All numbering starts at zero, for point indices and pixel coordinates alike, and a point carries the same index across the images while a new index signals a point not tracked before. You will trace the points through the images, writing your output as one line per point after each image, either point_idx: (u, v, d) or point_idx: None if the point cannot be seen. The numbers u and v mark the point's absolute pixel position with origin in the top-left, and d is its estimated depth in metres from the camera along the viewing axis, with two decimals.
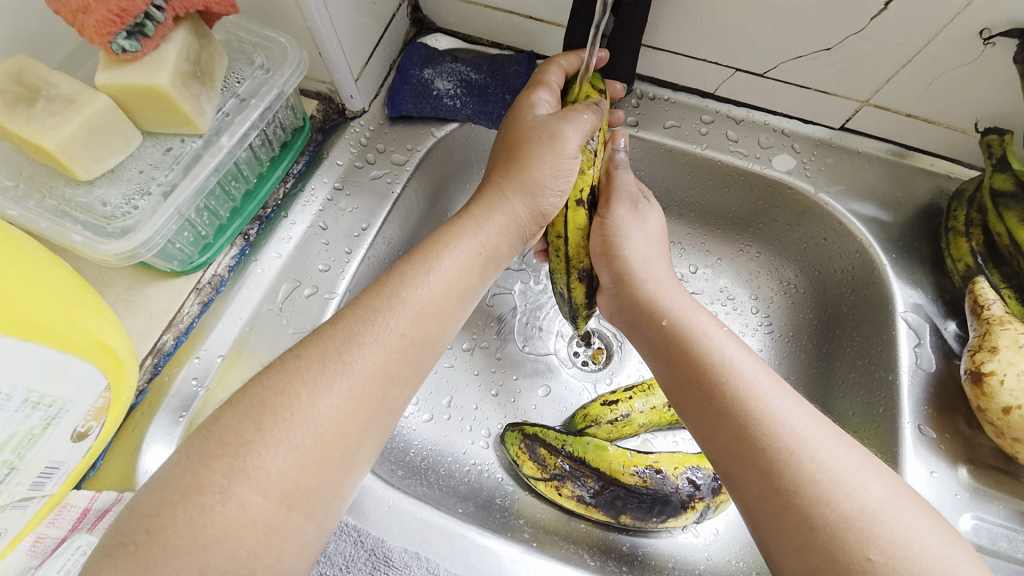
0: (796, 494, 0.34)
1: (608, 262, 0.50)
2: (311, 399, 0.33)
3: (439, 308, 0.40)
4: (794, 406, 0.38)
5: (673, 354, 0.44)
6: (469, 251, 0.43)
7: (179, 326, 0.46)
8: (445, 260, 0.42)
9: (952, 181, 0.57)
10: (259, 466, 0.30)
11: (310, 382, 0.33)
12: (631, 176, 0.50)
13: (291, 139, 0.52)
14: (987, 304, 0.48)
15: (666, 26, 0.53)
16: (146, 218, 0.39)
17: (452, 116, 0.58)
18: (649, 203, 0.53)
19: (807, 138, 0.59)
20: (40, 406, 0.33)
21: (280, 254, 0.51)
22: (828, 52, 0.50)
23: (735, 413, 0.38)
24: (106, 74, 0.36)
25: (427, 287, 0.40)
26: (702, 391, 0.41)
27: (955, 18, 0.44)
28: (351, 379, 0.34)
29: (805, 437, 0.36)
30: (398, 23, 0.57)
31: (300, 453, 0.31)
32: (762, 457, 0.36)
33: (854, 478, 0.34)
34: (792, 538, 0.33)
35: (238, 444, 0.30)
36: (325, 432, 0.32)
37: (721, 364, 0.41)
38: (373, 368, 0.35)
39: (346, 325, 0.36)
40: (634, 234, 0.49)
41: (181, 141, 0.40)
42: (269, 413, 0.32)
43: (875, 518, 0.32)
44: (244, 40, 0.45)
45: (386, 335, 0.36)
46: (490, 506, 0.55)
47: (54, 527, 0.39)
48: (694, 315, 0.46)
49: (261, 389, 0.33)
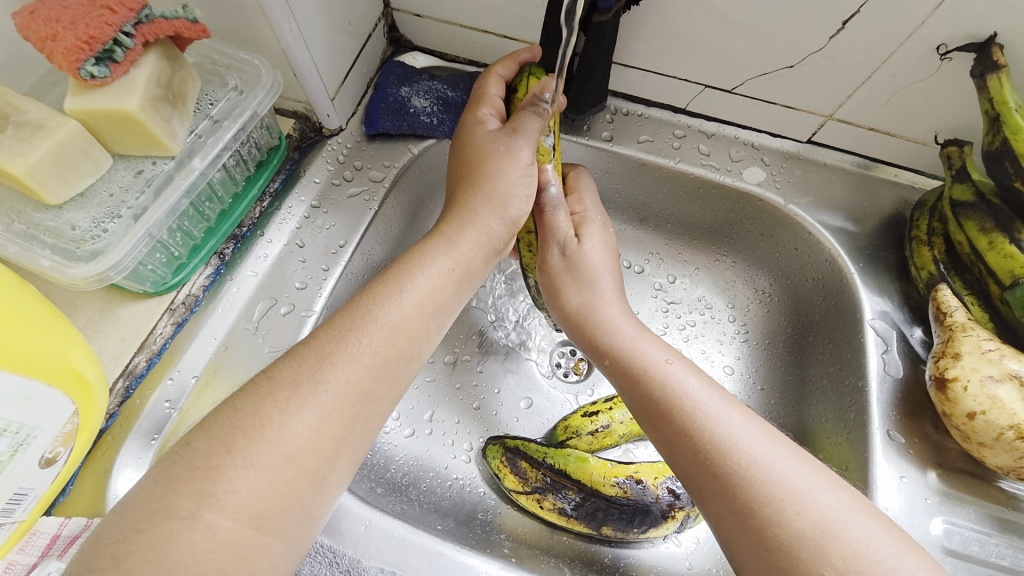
0: (751, 515, 0.35)
1: (556, 301, 0.51)
2: (280, 419, 0.32)
3: (415, 326, 0.39)
4: (745, 426, 0.39)
5: (625, 384, 0.45)
6: (441, 266, 0.42)
7: (151, 348, 0.46)
8: (418, 277, 0.41)
9: (916, 191, 0.59)
10: (229, 488, 0.30)
11: (284, 404, 0.33)
12: (564, 212, 0.50)
13: (267, 158, 0.53)
14: (950, 311, 0.49)
15: (636, 45, 0.55)
16: (116, 241, 0.39)
17: (429, 132, 0.58)
18: (593, 228, 0.52)
19: (776, 151, 0.61)
20: (6, 433, 0.32)
21: (256, 273, 0.51)
22: (792, 69, 0.52)
23: (686, 441, 0.39)
24: (75, 99, 0.36)
25: (409, 307, 0.39)
26: (654, 421, 0.41)
27: (911, 35, 0.46)
28: (328, 403, 0.34)
29: (754, 458, 0.37)
30: (375, 42, 0.58)
31: (271, 475, 0.31)
32: (715, 482, 0.37)
33: (808, 494, 0.35)
34: (754, 559, 0.34)
35: (207, 467, 0.30)
36: (297, 454, 0.32)
37: (667, 393, 0.41)
38: (352, 393, 0.35)
39: (319, 343, 0.36)
40: (573, 276, 0.50)
41: (152, 163, 0.41)
42: (240, 435, 0.31)
43: (827, 533, 0.33)
44: (218, 63, 0.46)
45: (361, 355, 0.36)
46: (472, 521, 0.54)
47: (25, 553, 0.38)
48: (643, 341, 0.46)
49: (231, 412, 0.33)
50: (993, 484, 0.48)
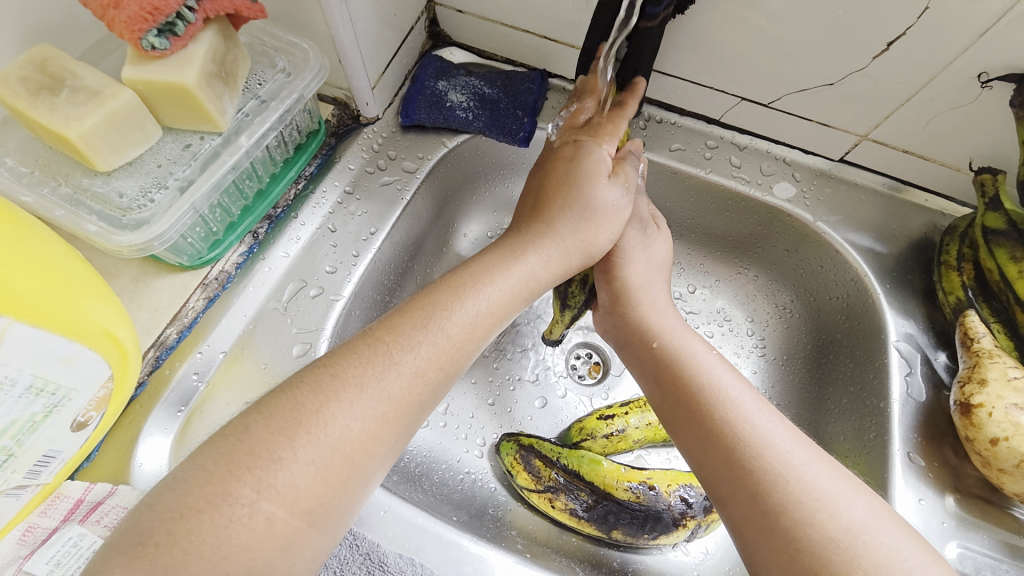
0: (782, 515, 0.35)
1: (611, 277, 0.52)
2: (342, 420, 0.32)
3: (477, 334, 0.40)
4: (781, 426, 0.40)
5: (662, 372, 0.45)
6: (518, 282, 0.44)
7: (183, 321, 0.46)
8: (493, 288, 0.42)
9: (946, 217, 0.59)
10: (287, 480, 0.30)
11: (343, 402, 0.33)
12: (645, 201, 0.54)
13: (305, 141, 0.54)
14: (977, 337, 0.49)
15: (676, 53, 0.55)
16: (161, 212, 0.39)
17: (464, 127, 0.59)
18: (659, 228, 0.55)
19: (806, 168, 0.61)
20: (43, 393, 0.33)
21: (287, 254, 0.51)
22: (831, 87, 0.52)
23: (723, 434, 0.39)
24: (133, 69, 0.36)
25: (464, 314, 0.40)
26: (691, 411, 0.42)
27: (953, 62, 0.46)
28: (380, 401, 0.34)
29: (790, 458, 0.37)
30: (416, 35, 0.59)
31: (327, 472, 0.31)
32: (749, 477, 0.37)
33: (838, 499, 0.35)
34: (778, 556, 0.34)
35: (268, 457, 0.30)
36: (350, 450, 0.32)
37: (711, 385, 0.42)
38: (402, 392, 0.35)
39: (383, 347, 0.36)
40: (638, 257, 0.52)
41: (200, 138, 0.41)
42: (303, 430, 0.31)
43: (858, 538, 0.33)
44: (267, 45, 0.46)
45: (419, 362, 0.37)
46: (483, 516, 0.54)
47: (45, 517, 0.38)
48: (688, 333, 0.48)
49: (295, 403, 0.32)
50: (1009, 512, 0.48)
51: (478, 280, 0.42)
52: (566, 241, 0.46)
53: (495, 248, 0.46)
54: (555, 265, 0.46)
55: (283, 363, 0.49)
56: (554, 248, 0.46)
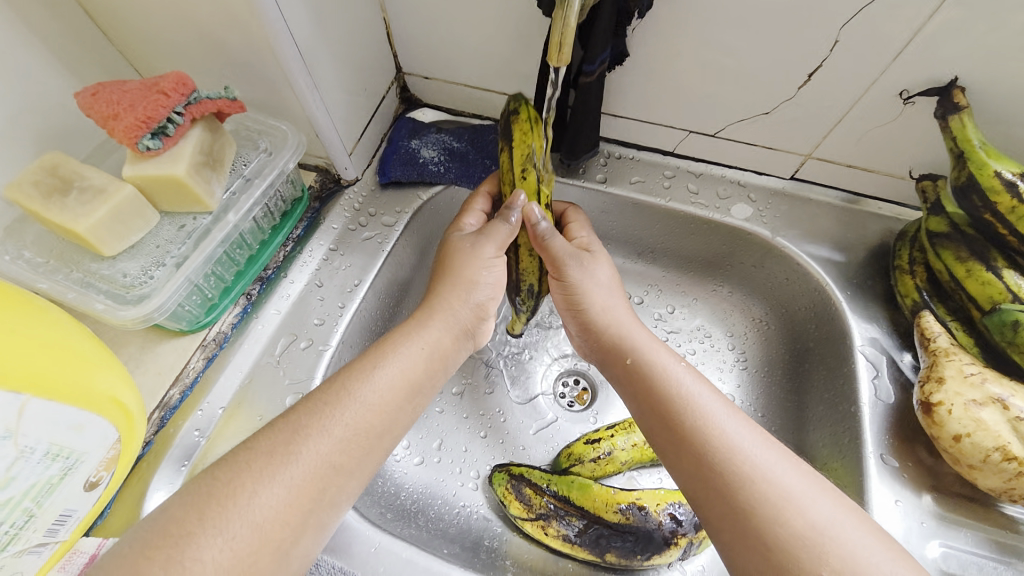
0: (753, 516, 0.37)
1: (575, 307, 0.55)
2: (252, 489, 0.36)
3: (386, 409, 0.44)
4: (747, 430, 0.42)
5: (635, 388, 0.48)
6: (413, 354, 0.47)
7: (184, 381, 0.51)
8: (387, 367, 0.45)
9: (901, 222, 0.62)
10: (197, 557, 0.33)
11: (255, 473, 0.37)
12: (560, 241, 0.53)
13: (291, 207, 0.59)
14: (934, 336, 0.51)
15: (622, 97, 0.60)
16: (161, 286, 0.44)
17: (437, 179, 0.64)
18: (598, 253, 0.57)
19: (762, 188, 0.65)
20: (59, 457, 0.37)
21: (279, 311, 0.56)
22: (767, 115, 0.57)
23: (695, 444, 0.42)
24: (131, 167, 0.42)
25: (376, 383, 0.44)
26: (665, 423, 0.44)
27: (875, 81, 0.50)
28: (299, 467, 0.38)
29: (758, 462, 0.40)
30: (389, 103, 0.65)
31: (236, 543, 0.34)
32: (721, 483, 0.39)
33: (805, 498, 0.38)
34: (753, 558, 0.36)
35: (179, 534, 0.33)
36: (263, 522, 0.35)
37: (680, 397, 0.45)
38: (320, 458, 0.39)
39: (295, 416, 0.41)
40: (591, 287, 0.54)
41: (193, 218, 0.46)
42: (215, 502, 0.35)
43: (825, 533, 0.36)
44: (250, 129, 0.53)
45: (341, 432, 0.41)
46: (478, 548, 0.56)
47: (64, 571, 0.41)
48: (656, 347, 0.50)
49: (213, 477, 0.36)
50: (993, 508, 0.49)
51: (377, 358, 0.46)
52: (450, 305, 0.51)
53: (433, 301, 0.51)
54: (453, 333, 0.51)
55: (278, 412, 0.52)
56: (443, 319, 0.50)
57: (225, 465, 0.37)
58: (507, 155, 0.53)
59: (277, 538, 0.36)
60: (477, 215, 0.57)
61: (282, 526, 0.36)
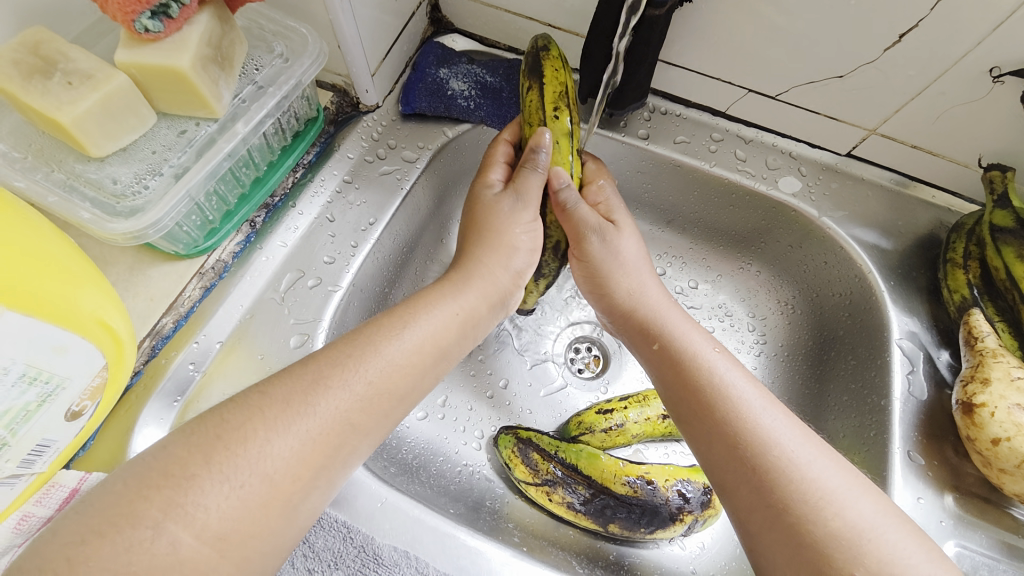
0: (785, 511, 0.35)
1: (602, 289, 0.52)
2: (264, 437, 0.33)
3: (417, 365, 0.40)
4: (786, 423, 0.39)
5: (666, 372, 0.45)
6: (448, 314, 0.43)
7: (179, 310, 0.46)
8: (420, 323, 0.42)
9: (952, 213, 0.58)
10: (198, 502, 0.30)
11: (267, 418, 0.33)
12: (586, 209, 0.49)
13: (304, 129, 0.53)
14: (981, 336, 0.49)
15: (682, 42, 0.54)
16: (156, 199, 0.38)
17: (465, 117, 0.58)
18: (624, 223, 0.53)
19: (813, 161, 0.60)
20: (37, 382, 0.33)
21: (285, 244, 0.51)
22: (841, 79, 0.51)
23: (728, 432, 0.39)
24: (126, 52, 0.36)
25: (403, 342, 0.40)
26: (695, 409, 0.42)
27: (964, 56, 0.45)
28: (309, 420, 0.34)
29: (794, 456, 0.37)
30: (417, 21, 0.57)
31: (244, 493, 0.31)
32: (752, 473, 0.37)
33: (844, 496, 0.35)
34: (784, 553, 0.34)
35: (181, 476, 0.30)
36: (272, 473, 0.32)
37: (713, 383, 0.42)
38: (333, 412, 0.35)
39: (315, 366, 0.37)
40: (616, 266, 0.51)
41: (195, 124, 0.40)
42: (222, 445, 0.31)
43: (864, 535, 0.34)
44: (265, 29, 0.45)
45: (355, 384, 0.37)
46: (480, 508, 0.54)
47: (41, 506, 0.38)
48: (689, 329, 0.47)
49: (218, 420, 0.33)
50: (1007, 511, 0.48)
51: (409, 311, 0.42)
52: (489, 267, 0.47)
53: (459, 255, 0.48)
54: (491, 297, 0.47)
55: (281, 353, 0.49)
56: (483, 277, 0.47)
57: (239, 407, 0.34)
58: (537, 92, 0.48)
59: (287, 490, 0.33)
60: (499, 169, 0.51)
61: (294, 479, 0.33)
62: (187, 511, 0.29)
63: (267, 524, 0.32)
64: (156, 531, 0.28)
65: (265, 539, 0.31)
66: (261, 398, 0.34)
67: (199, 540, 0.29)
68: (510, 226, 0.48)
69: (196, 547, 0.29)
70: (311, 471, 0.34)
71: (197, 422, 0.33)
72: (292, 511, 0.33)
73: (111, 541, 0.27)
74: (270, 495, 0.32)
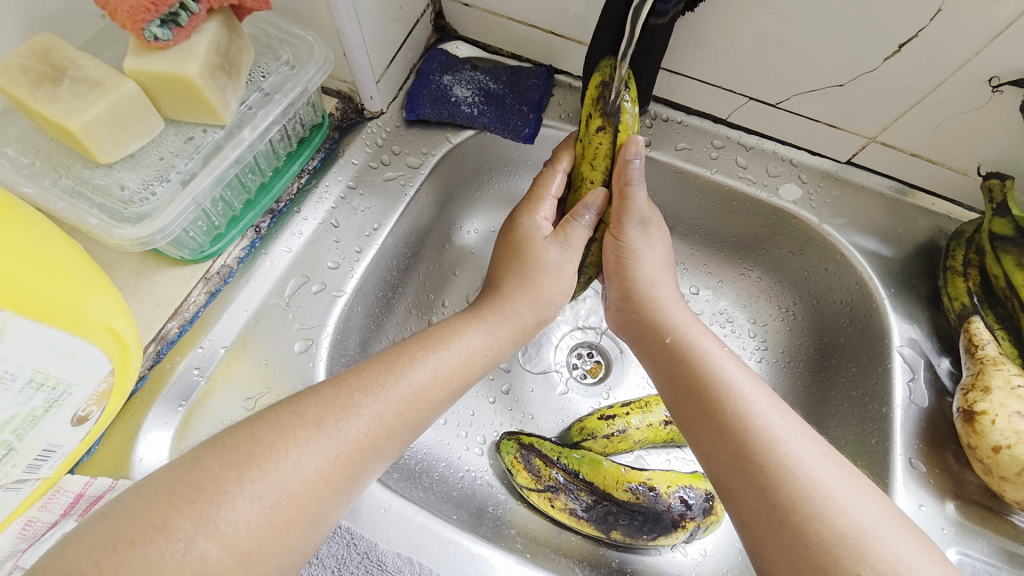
0: (790, 511, 0.35)
1: (622, 279, 0.52)
2: (296, 456, 0.33)
3: (441, 389, 0.41)
4: (791, 424, 0.40)
5: (674, 369, 0.46)
6: (476, 346, 0.45)
7: (184, 315, 0.46)
8: (452, 351, 0.43)
9: (952, 221, 0.58)
10: (230, 517, 0.30)
11: (298, 439, 0.33)
12: (643, 194, 0.49)
13: (309, 135, 0.53)
14: (981, 344, 0.50)
15: (684, 51, 0.54)
16: (163, 205, 0.39)
17: (469, 123, 0.58)
18: (660, 228, 0.53)
19: (814, 169, 0.60)
20: (44, 387, 0.33)
21: (289, 249, 0.51)
22: (841, 88, 0.51)
23: (733, 431, 0.40)
24: (135, 60, 0.36)
25: (428, 366, 0.41)
26: (702, 408, 0.42)
27: (963, 66, 0.45)
28: (338, 441, 0.35)
29: (799, 457, 0.38)
30: (421, 29, 0.58)
31: (272, 510, 0.31)
32: (757, 473, 0.37)
33: (847, 497, 0.36)
34: (787, 552, 0.34)
35: (213, 490, 0.30)
36: (299, 492, 0.32)
37: (720, 381, 0.42)
38: (360, 434, 0.36)
39: (346, 389, 0.37)
40: (647, 255, 0.51)
41: (202, 130, 0.41)
42: (254, 463, 0.32)
43: (867, 536, 0.34)
44: (271, 36, 0.46)
45: (380, 407, 0.37)
46: (483, 514, 0.54)
47: (46, 511, 0.38)
48: (697, 329, 0.48)
49: (250, 436, 0.33)
50: (1007, 519, 0.48)
51: (443, 341, 0.43)
52: (518, 305, 0.48)
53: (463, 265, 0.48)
54: (515, 331, 0.48)
55: (285, 358, 0.49)
56: (507, 312, 0.48)
57: (267, 424, 0.34)
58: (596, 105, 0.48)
59: (310, 509, 0.33)
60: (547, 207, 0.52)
61: (316, 499, 0.33)
62: (216, 524, 0.30)
63: (288, 536, 0.32)
64: (188, 543, 0.29)
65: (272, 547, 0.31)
66: (267, 405, 0.34)
67: (226, 553, 0.29)
68: (544, 262, 0.49)
69: (223, 559, 0.29)
70: (336, 492, 0.34)
71: (228, 435, 0.33)
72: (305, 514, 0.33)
73: (118, 548, 0.27)
74: (292, 510, 0.32)
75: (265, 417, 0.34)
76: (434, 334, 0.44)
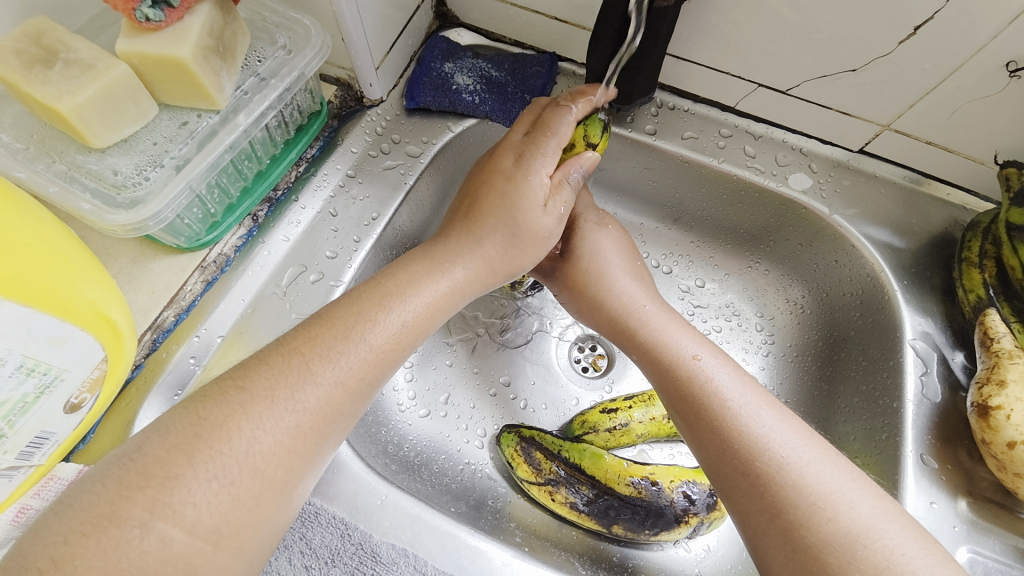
0: (780, 515, 0.35)
1: (570, 284, 0.52)
2: (251, 434, 0.32)
3: (401, 346, 0.40)
4: (777, 426, 0.38)
5: (656, 378, 0.45)
6: (443, 294, 0.43)
7: (180, 303, 0.46)
8: (419, 299, 0.42)
9: (968, 212, 0.56)
10: (188, 500, 0.29)
11: (252, 415, 0.32)
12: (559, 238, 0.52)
13: (307, 122, 0.52)
14: (997, 337, 0.48)
15: (691, 36, 0.52)
16: (156, 191, 0.38)
17: (470, 111, 0.57)
18: (596, 223, 0.53)
19: (824, 158, 0.59)
20: (34, 373, 0.32)
21: (287, 238, 0.50)
22: (854, 73, 0.50)
23: (716, 438, 0.39)
24: (127, 42, 0.35)
25: (390, 326, 0.39)
26: (686, 418, 0.41)
27: (981, 49, 0.43)
28: (295, 413, 0.34)
29: (787, 459, 0.36)
30: (422, 15, 0.56)
31: (234, 488, 0.31)
32: (744, 479, 0.37)
33: (841, 499, 0.34)
34: (780, 557, 0.34)
35: (165, 476, 0.29)
36: (262, 466, 0.32)
37: (701, 388, 0.41)
38: (321, 404, 0.35)
39: (300, 358, 0.36)
40: (587, 259, 0.51)
41: (197, 115, 0.40)
42: (204, 445, 0.30)
43: (859, 541, 0.33)
44: (268, 20, 0.45)
45: (340, 374, 0.36)
46: (482, 507, 0.54)
47: (38, 498, 0.38)
48: (676, 332, 0.46)
49: (197, 418, 0.31)
50: (1021, 517, 0.47)
51: (405, 291, 0.41)
52: (489, 252, 0.45)
53: (438, 248, 0.46)
54: (479, 280, 0.46)
55: None
56: (475, 259, 0.45)
57: (213, 403, 0.32)
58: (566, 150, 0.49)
59: (278, 480, 0.33)
60: (553, 146, 0.46)
61: (283, 469, 0.33)
62: (176, 510, 0.28)
63: (259, 520, 0.31)
64: (145, 529, 0.27)
65: (252, 526, 0.31)
66: (246, 393, 0.33)
67: (191, 535, 0.28)
68: (530, 225, 0.45)
69: (188, 542, 0.28)
70: (304, 461, 0.34)
71: (172, 420, 0.32)
72: (287, 496, 0.33)
73: (106, 536, 0.27)
74: (259, 485, 0.32)
75: (213, 395, 0.33)
76: (396, 283, 0.42)
